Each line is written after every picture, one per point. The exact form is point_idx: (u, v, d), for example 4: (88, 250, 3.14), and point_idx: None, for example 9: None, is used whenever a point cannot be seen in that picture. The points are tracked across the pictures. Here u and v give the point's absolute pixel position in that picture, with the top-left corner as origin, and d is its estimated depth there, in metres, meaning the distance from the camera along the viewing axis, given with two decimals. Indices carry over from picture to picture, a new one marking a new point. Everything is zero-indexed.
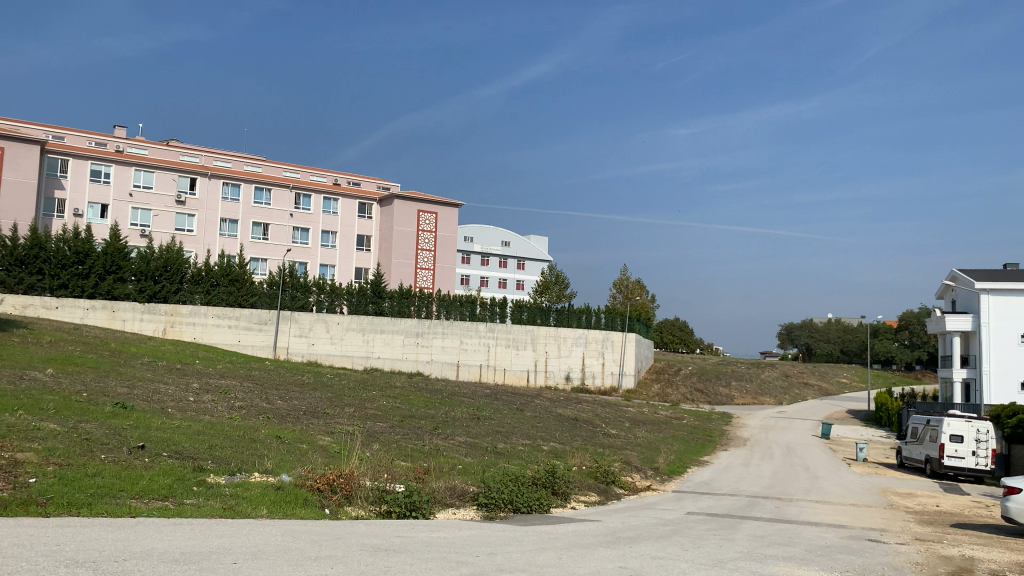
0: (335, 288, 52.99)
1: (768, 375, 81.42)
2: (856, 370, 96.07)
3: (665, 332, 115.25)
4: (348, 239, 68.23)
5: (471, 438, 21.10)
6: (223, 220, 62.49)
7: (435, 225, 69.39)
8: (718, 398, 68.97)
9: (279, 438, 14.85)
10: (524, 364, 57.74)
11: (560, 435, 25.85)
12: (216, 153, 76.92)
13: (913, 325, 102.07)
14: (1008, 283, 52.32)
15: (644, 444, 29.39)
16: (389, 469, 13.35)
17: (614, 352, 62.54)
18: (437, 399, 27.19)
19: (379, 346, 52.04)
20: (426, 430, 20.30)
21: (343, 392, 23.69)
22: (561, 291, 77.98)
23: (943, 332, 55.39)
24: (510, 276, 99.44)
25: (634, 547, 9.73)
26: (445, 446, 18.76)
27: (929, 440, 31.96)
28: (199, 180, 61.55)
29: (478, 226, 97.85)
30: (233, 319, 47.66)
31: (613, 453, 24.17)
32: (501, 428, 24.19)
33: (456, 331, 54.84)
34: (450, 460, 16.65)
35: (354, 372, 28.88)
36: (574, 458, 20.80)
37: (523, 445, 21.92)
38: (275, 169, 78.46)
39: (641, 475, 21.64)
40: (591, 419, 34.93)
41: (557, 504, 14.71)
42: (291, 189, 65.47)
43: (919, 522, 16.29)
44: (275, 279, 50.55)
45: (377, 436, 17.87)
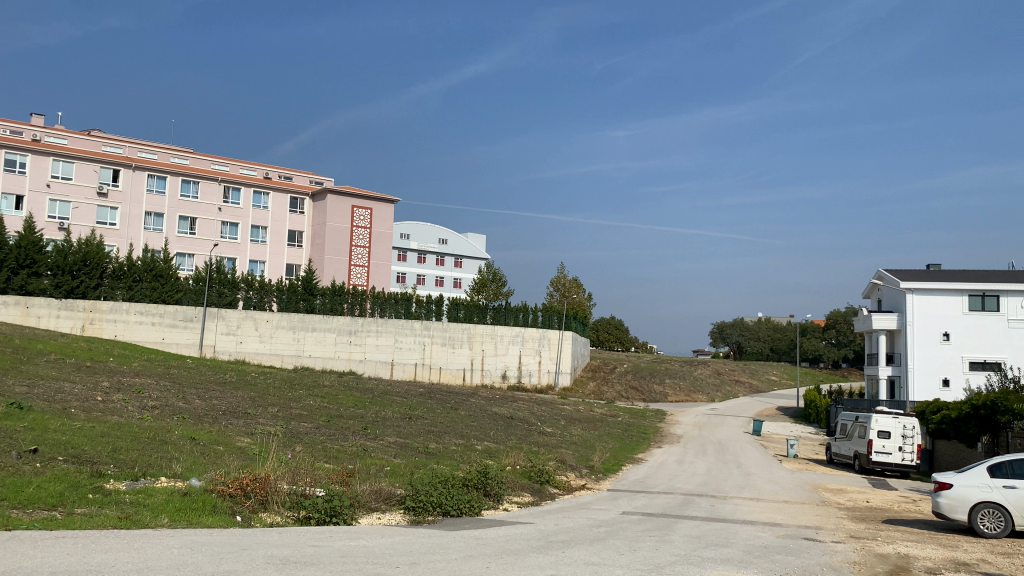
0: (264, 284, 51.30)
1: (701, 372, 82.47)
2: (786, 368, 98.10)
3: (601, 330, 115.94)
4: (279, 235, 66.46)
5: (402, 438, 20.38)
6: (148, 213, 60.18)
7: (369, 221, 68.11)
8: (652, 396, 69.48)
9: (193, 439, 13.92)
10: (459, 363, 57.03)
11: (494, 435, 25.31)
12: (140, 144, 74.15)
13: (839, 324, 104.80)
14: (931, 283, 53.84)
15: (579, 443, 29.07)
16: (311, 472, 12.61)
17: (550, 350, 62.35)
18: (367, 398, 26.36)
19: (310, 344, 50.79)
20: (354, 430, 19.50)
21: (267, 391, 22.70)
22: (498, 289, 77.51)
23: (870, 330, 56.74)
24: (446, 274, 98.57)
25: (567, 552, 9.22)
26: (374, 447, 18.01)
27: (857, 436, 32.44)
28: (122, 171, 59.13)
29: (414, 223, 96.72)
30: (157, 316, 45.80)
31: (547, 452, 23.73)
32: (433, 427, 23.52)
33: (391, 329, 53.83)
34: (378, 462, 15.93)
35: (281, 371, 27.85)
36: (508, 458, 20.27)
37: (455, 445, 21.28)
38: (203, 162, 76.06)
39: (576, 474, 21.23)
40: (526, 418, 34.50)
41: (489, 507, 14.14)
42: (220, 182, 63.45)
43: (852, 519, 16.25)
44: (201, 275, 48.79)
45: (301, 437, 17.00)
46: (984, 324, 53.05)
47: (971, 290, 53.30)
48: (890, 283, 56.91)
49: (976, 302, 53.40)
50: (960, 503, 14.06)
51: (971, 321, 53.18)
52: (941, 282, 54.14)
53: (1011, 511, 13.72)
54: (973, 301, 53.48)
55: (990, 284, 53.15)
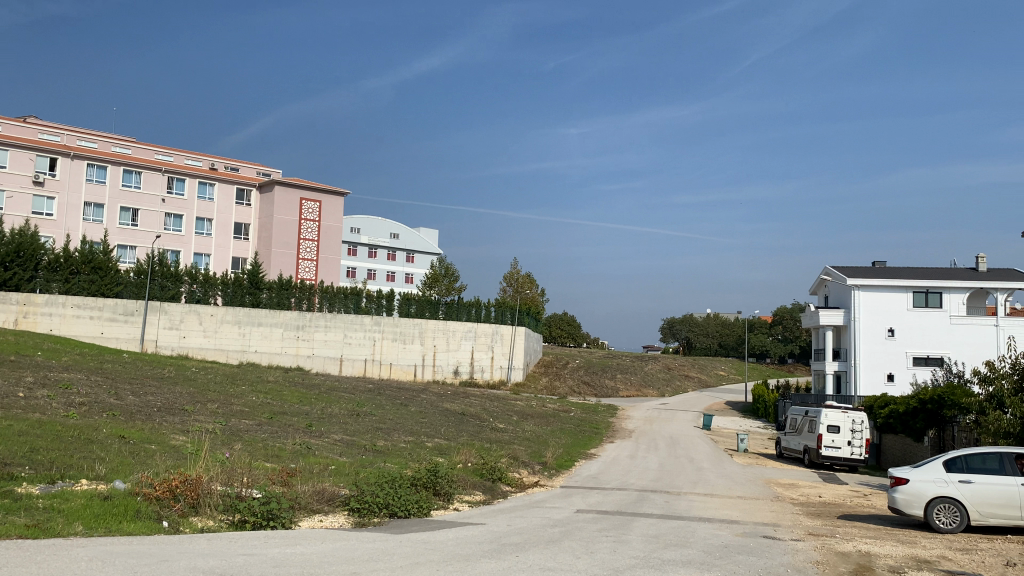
0: (209, 278, 49.77)
1: (652, 367, 82.84)
2: (734, 363, 99.19)
3: (553, 326, 115.94)
4: (224, 227, 64.73)
5: (349, 435, 19.65)
6: (87, 204, 58.09)
7: (319, 214, 66.72)
8: (604, 391, 69.50)
9: (122, 438, 13.05)
10: (411, 358, 56.16)
11: (445, 431, 24.70)
12: (80, 132, 71.61)
13: (787, 320, 106.44)
14: (877, 279, 54.73)
15: (531, 439, 28.61)
16: (248, 472, 11.85)
17: (503, 345, 61.84)
18: (313, 394, 25.53)
19: (256, 340, 49.56)
20: (298, 428, 18.72)
21: (207, 387, 21.74)
22: (450, 283, 76.73)
23: (817, 326, 57.42)
24: (398, 269, 97.40)
25: (521, 556, 8.69)
26: (320, 446, 17.26)
27: (807, 431, 32.58)
28: (59, 160, 56.95)
29: (365, 217, 95.34)
30: (96, 309, 44.35)
31: (499, 448, 23.20)
32: (381, 424, 22.81)
33: (340, 324, 52.73)
34: (322, 461, 15.21)
35: (223, 366, 26.84)
36: (458, 455, 19.69)
37: (404, 442, 20.61)
38: (146, 151, 73.78)
39: (528, 471, 20.73)
40: (477, 414, 33.95)
41: (438, 507, 13.54)
42: (163, 172, 61.52)
43: (808, 514, 16.06)
44: (142, 268, 47.16)
45: (241, 435, 16.17)
46: (927, 320, 54.11)
47: (916, 286, 54.30)
48: (838, 280, 57.67)
49: (920, 298, 54.44)
50: (916, 498, 13.91)
51: (915, 318, 54.18)
52: (886, 278, 55.04)
53: (966, 506, 13.62)
54: (917, 298, 54.50)
55: (934, 281, 54.23)
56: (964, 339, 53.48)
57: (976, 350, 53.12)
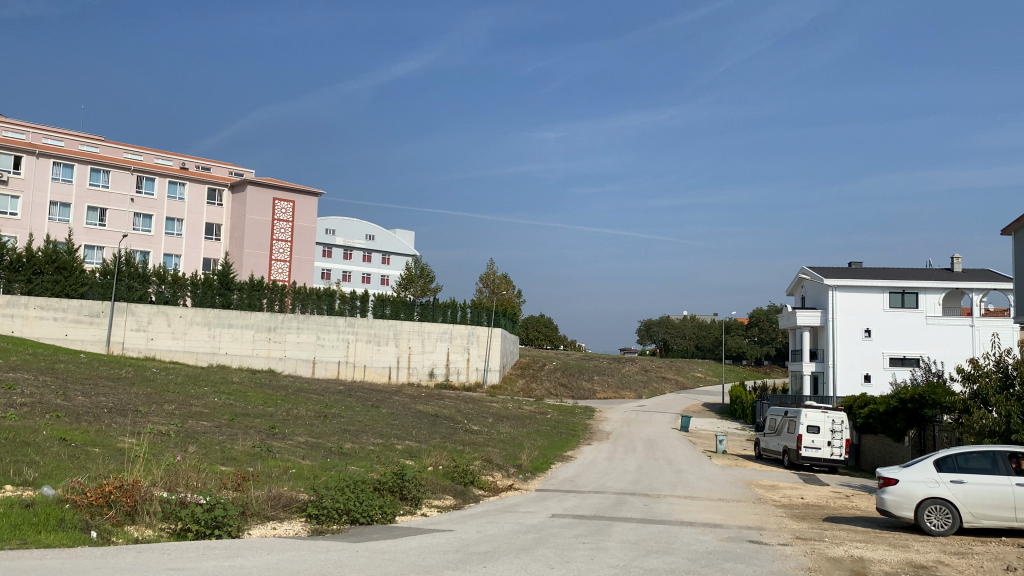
0: (177, 278, 48.47)
1: (629, 369, 82.40)
2: (711, 365, 99.02)
3: (530, 329, 115.31)
4: (195, 227, 63.36)
5: (314, 438, 18.74)
6: (53, 203, 56.57)
7: (291, 215, 65.50)
8: (581, 393, 68.90)
9: (63, 441, 12.11)
10: (385, 361, 55.19)
11: (416, 433, 23.85)
12: (46, 130, 69.95)
13: (763, 322, 106.51)
14: (854, 279, 54.53)
15: (506, 440, 27.82)
16: (198, 477, 11.00)
17: (479, 347, 61.02)
18: (279, 396, 24.57)
19: (226, 341, 48.35)
20: (260, 430, 17.79)
21: (167, 388, 20.74)
22: (425, 285, 75.74)
23: (794, 327, 57.14)
24: (373, 271, 96.27)
25: (490, 567, 7.91)
26: (281, 448, 16.34)
27: (786, 431, 32.07)
28: (24, 158, 55.42)
29: (340, 218, 94.15)
30: (60, 311, 43.07)
31: (472, 450, 22.41)
32: (350, 426, 21.93)
33: (313, 325, 51.63)
34: (283, 465, 14.32)
35: (186, 366, 25.81)
36: (429, 457, 18.87)
37: (373, 445, 19.73)
38: (115, 150, 72.23)
39: (502, 474, 19.94)
40: (452, 416, 33.11)
41: (404, 513, 12.72)
42: (132, 171, 60.08)
43: (792, 517, 15.41)
44: (108, 269, 45.81)
45: (197, 437, 15.22)
46: (904, 321, 53.97)
47: (892, 287, 54.16)
48: (814, 280, 57.41)
49: (897, 299, 54.31)
50: (907, 500, 13.30)
51: (892, 318, 54.03)
52: (864, 279, 54.86)
53: (958, 507, 13.04)
54: (894, 298, 54.35)
55: (910, 281, 54.14)
56: (940, 339, 53.43)
57: (952, 350, 53.06)
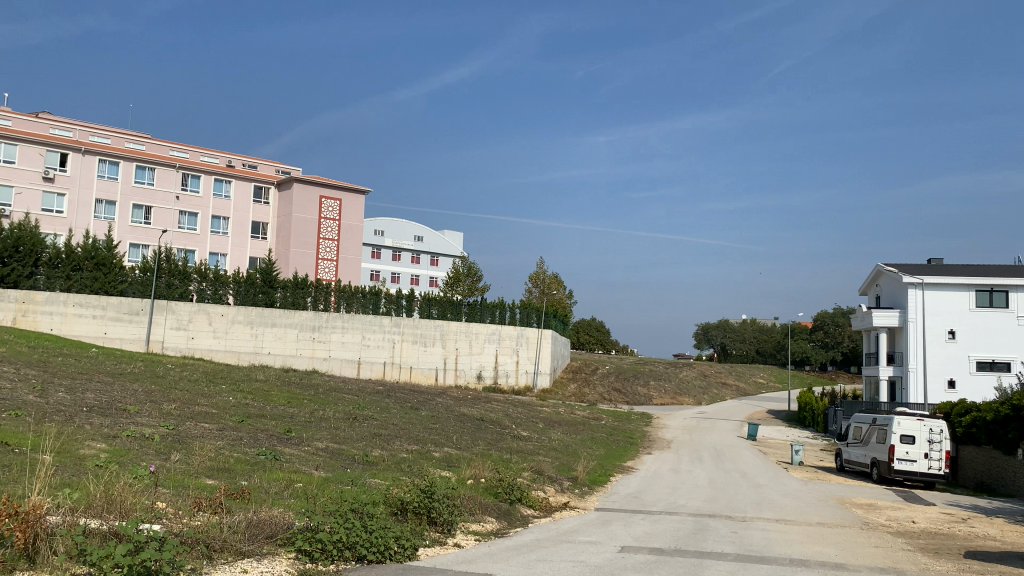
0: (219, 275, 46.53)
1: (686, 374, 78.70)
2: (773, 371, 94.55)
3: (582, 332, 112.24)
4: (241, 225, 61.87)
5: (337, 443, 16.05)
6: (99, 201, 55.43)
7: (338, 213, 63.59)
8: (636, 399, 65.53)
9: (4, 447, 9.60)
10: (432, 362, 52.74)
11: (458, 439, 21.12)
12: (93, 128, 69.29)
13: (828, 326, 101.54)
14: (936, 277, 50.35)
15: (558, 449, 24.89)
16: (154, 504, 8.40)
17: (529, 349, 58.32)
18: (307, 396, 22.04)
19: (270, 340, 46.25)
20: (272, 434, 15.18)
21: (174, 385, 18.29)
22: (473, 284, 73.26)
23: (869, 328, 53.07)
24: (422, 272, 94.31)
25: None
26: (290, 457, 13.66)
27: (874, 441, 28.55)
28: (70, 155, 54.36)
29: (389, 219, 92.34)
30: (99, 308, 41.15)
31: (521, 460, 19.58)
32: (382, 430, 19.26)
33: (358, 325, 49.35)
34: (285, 479, 11.66)
35: (206, 362, 23.48)
36: (471, 468, 16.12)
37: (404, 452, 16.98)
38: (161, 147, 71.37)
39: (556, 489, 17.06)
40: (499, 420, 30.29)
41: (430, 543, 9.93)
42: (177, 168, 58.75)
43: (925, 553, 12.21)
44: (148, 265, 43.98)
45: (190, 443, 12.62)
46: (991, 322, 49.63)
47: (978, 284, 49.87)
48: (891, 277, 53.33)
49: (984, 298, 50.00)
50: None
51: (978, 319, 49.73)
52: (947, 276, 50.60)
53: None
54: (980, 297, 50.06)
55: (999, 279, 49.71)
56: None
57: None
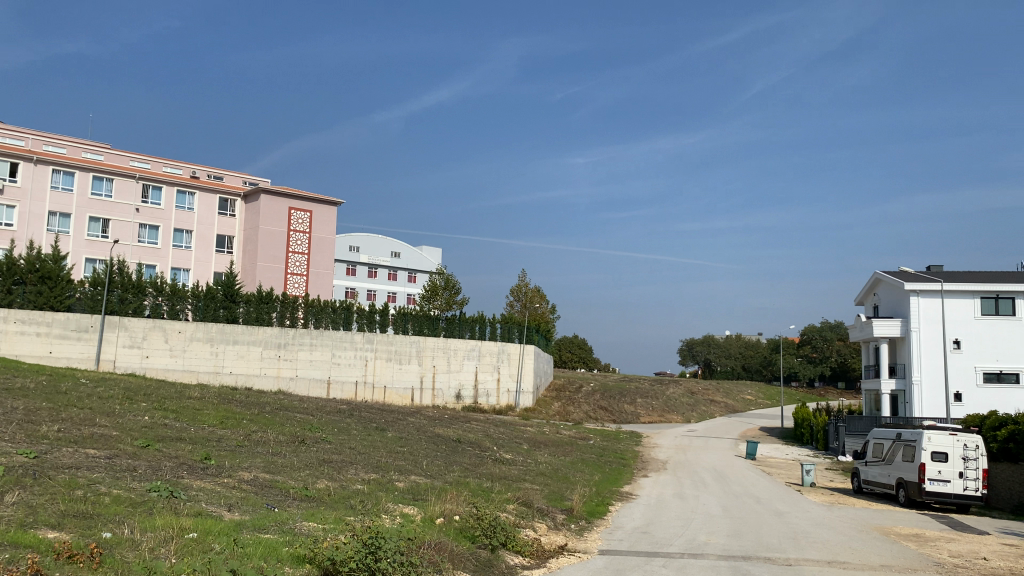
0: (177, 289, 42.41)
1: (673, 391, 75.50)
2: (762, 387, 91.55)
3: (563, 350, 109.06)
4: (205, 239, 58.15)
5: (271, 474, 12.62)
6: (52, 213, 51.54)
7: (309, 225, 60.02)
8: (623, 418, 62.23)
9: None
10: (408, 381, 49.20)
11: (430, 465, 17.76)
12: (49, 138, 65.42)
13: (815, 341, 98.91)
14: (938, 283, 47.69)
15: (548, 474, 21.56)
16: None
17: (510, 367, 55.15)
18: (248, 415, 18.55)
19: (231, 359, 42.28)
20: (184, 463, 11.77)
21: (75, 402, 14.78)
22: (451, 298, 69.92)
23: (869, 339, 50.32)
24: (399, 289, 90.80)
25: None
26: (195, 493, 10.16)
27: (899, 460, 25.48)
28: (21, 165, 50.51)
29: (364, 235, 88.96)
30: (44, 325, 36.90)
31: (504, 489, 16.27)
32: (334, 456, 15.83)
33: (328, 342, 45.72)
34: (172, 525, 8.18)
35: (132, 378, 19.91)
36: (440, 502, 12.78)
37: (358, 483, 13.61)
38: (121, 157, 67.63)
39: (548, 527, 13.76)
40: (479, 442, 26.90)
41: None
42: (137, 179, 55.01)
43: None
44: (98, 278, 39.94)
45: (51, 477, 9.15)
46: (998, 331, 46.92)
47: (983, 292, 47.25)
48: (891, 285, 50.71)
49: (989, 305, 47.32)
50: None
51: (984, 327, 47.04)
52: (950, 283, 47.95)
53: None
54: (985, 304, 47.37)
55: (1004, 286, 47.13)
56: None
57: None
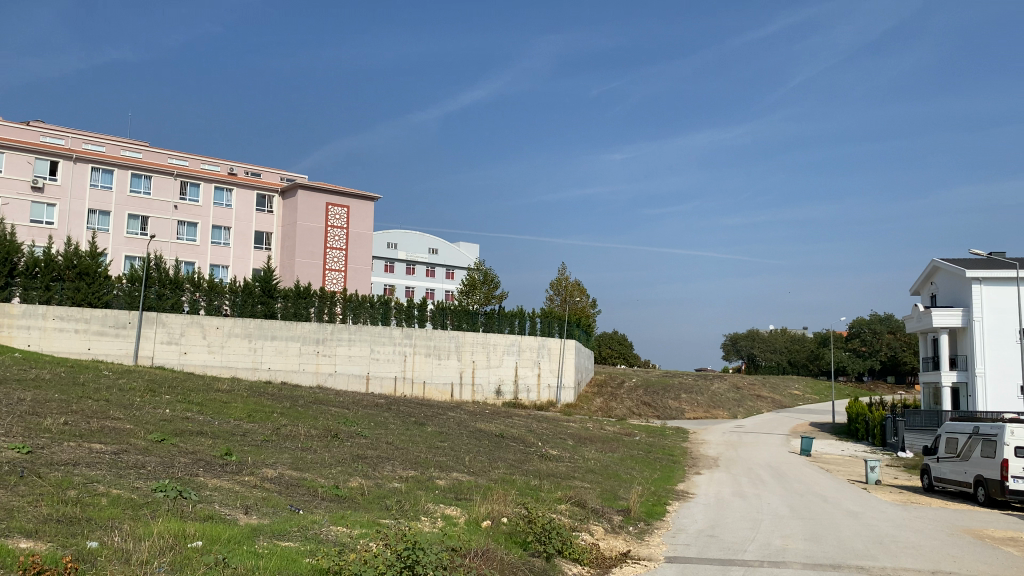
0: (214, 284, 41.59)
1: (719, 387, 73.39)
2: (810, 382, 88.82)
3: (604, 346, 107.30)
4: (243, 235, 57.60)
5: (298, 471, 11.39)
6: (92, 211, 51.27)
7: (346, 221, 59.08)
8: (668, 414, 60.48)
9: None
10: (447, 376, 48.07)
11: (472, 461, 16.45)
12: (88, 137, 65.47)
13: (864, 334, 95.78)
14: (1002, 271, 45.21)
15: (598, 472, 20.13)
16: None
17: (551, 361, 53.77)
18: (279, 409, 17.41)
19: (270, 355, 41.44)
20: (203, 459, 10.58)
21: (91, 394, 13.73)
22: (490, 292, 68.76)
23: (927, 330, 47.95)
24: (437, 286, 89.86)
25: None
26: (209, 493, 8.92)
27: (978, 456, 23.56)
28: (61, 163, 50.24)
29: (402, 231, 88.20)
30: (82, 322, 36.22)
31: (555, 488, 14.90)
32: (368, 451, 14.59)
33: (366, 337, 44.68)
34: (175, 532, 6.95)
35: (160, 372, 18.91)
36: (485, 502, 11.41)
37: (395, 481, 12.31)
38: (159, 155, 67.49)
39: (606, 530, 12.36)
40: (523, 437, 25.56)
41: None
42: (176, 176, 54.58)
43: None
44: (136, 274, 39.23)
45: (42, 476, 7.97)
46: None
47: None
48: (950, 273, 48.31)
49: None
50: None
51: None
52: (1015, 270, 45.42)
53: None
54: None
55: None
56: None
57: None
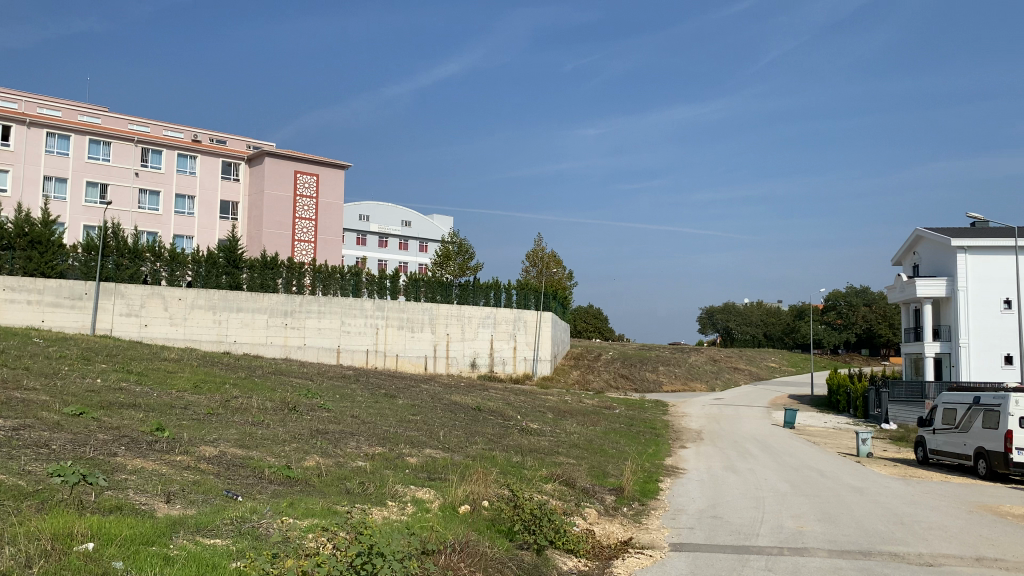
0: (176, 254, 39.39)
1: (696, 359, 72.51)
2: (786, 355, 88.27)
3: (580, 320, 106.20)
4: (208, 204, 55.20)
5: (245, 450, 9.73)
6: (47, 177, 48.65)
7: (316, 189, 56.86)
8: (646, 386, 59.48)
9: None
10: (420, 349, 46.43)
11: (449, 436, 14.90)
12: (44, 101, 62.47)
13: (840, 306, 95.34)
14: (988, 240, 44.30)
15: (584, 446, 18.68)
16: None
17: (528, 334, 52.33)
18: (232, 380, 15.72)
19: (235, 327, 39.42)
20: (131, 437, 8.90)
21: (11, 363, 11.94)
22: (464, 263, 67.06)
23: (911, 300, 47.09)
24: (410, 259, 87.93)
25: None
26: (126, 478, 7.25)
27: (978, 427, 22.46)
28: (13, 127, 47.57)
29: (374, 203, 85.97)
30: (35, 293, 34.02)
31: (540, 465, 13.41)
32: (330, 426, 12.95)
33: (336, 309, 42.82)
34: (59, 532, 5.29)
35: (102, 341, 17.09)
36: (463, 483, 9.83)
37: (358, 460, 10.71)
38: (119, 120, 64.62)
39: (601, 514, 10.86)
40: (501, 411, 24.11)
41: None
42: (136, 142, 52.05)
43: None
44: (93, 243, 36.96)
45: None
46: None
47: None
48: (934, 243, 47.40)
49: None
50: None
51: None
52: (1001, 240, 44.55)
53: None
54: None
55: None
56: None
57: None
